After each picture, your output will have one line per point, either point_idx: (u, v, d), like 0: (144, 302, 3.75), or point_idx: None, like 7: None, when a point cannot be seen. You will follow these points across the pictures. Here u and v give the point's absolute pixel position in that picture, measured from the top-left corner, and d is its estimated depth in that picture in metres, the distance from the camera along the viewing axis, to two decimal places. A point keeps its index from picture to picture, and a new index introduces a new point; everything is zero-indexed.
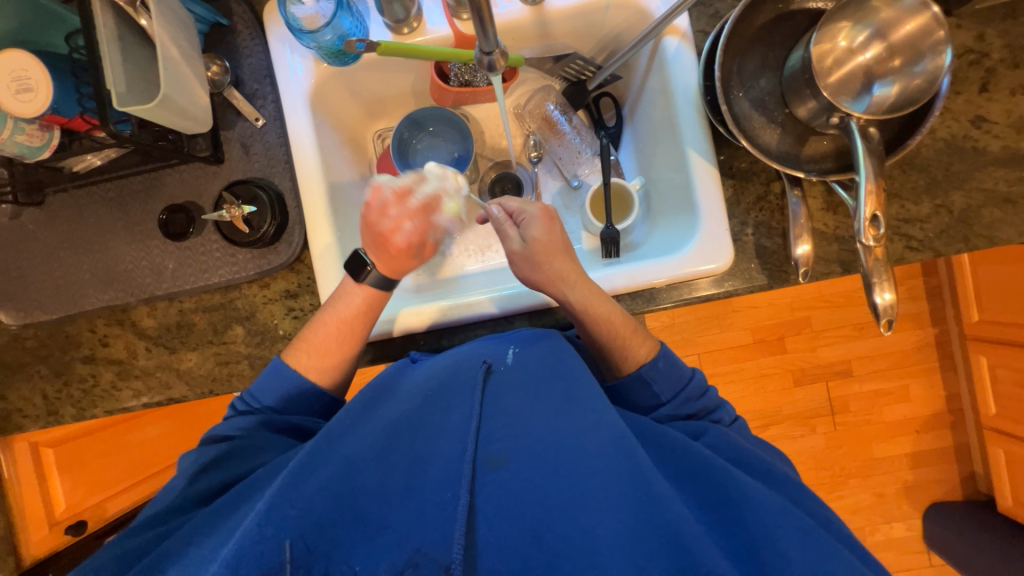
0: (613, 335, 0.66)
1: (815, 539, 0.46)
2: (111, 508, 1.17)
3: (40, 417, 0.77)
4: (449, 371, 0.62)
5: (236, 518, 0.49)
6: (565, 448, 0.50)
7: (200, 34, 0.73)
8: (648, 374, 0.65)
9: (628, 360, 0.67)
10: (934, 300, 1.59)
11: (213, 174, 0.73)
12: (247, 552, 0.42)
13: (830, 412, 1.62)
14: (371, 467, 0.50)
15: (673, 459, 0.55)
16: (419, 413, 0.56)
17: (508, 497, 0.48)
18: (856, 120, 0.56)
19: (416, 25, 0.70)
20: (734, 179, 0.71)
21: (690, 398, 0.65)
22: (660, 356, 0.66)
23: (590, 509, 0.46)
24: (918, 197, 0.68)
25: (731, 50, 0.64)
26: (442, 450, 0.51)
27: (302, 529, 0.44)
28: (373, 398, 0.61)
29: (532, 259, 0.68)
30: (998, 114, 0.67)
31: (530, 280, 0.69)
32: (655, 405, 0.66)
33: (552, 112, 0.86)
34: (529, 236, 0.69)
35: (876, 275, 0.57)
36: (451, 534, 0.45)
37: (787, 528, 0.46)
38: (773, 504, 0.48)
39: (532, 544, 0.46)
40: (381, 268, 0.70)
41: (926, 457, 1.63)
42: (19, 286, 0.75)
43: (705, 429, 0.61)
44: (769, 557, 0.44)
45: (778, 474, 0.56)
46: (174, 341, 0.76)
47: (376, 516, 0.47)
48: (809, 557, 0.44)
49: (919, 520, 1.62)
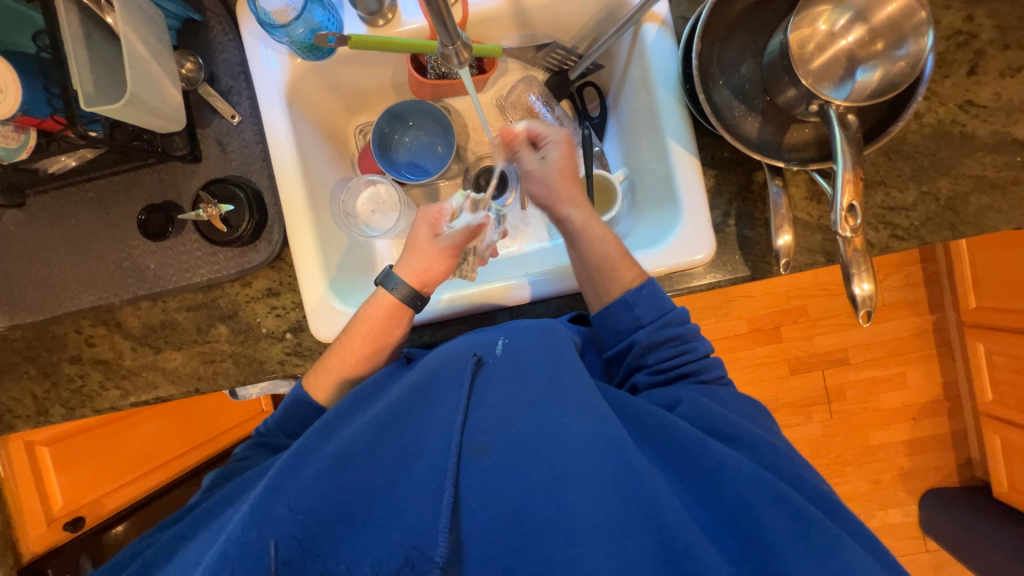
0: (606, 256, 0.67)
1: (790, 504, 0.47)
2: (109, 505, 1.13)
3: (31, 417, 0.78)
4: (436, 364, 0.60)
5: (221, 520, 0.55)
6: (550, 434, 0.51)
7: (173, 30, 0.71)
8: (630, 297, 0.64)
9: (614, 284, 0.66)
10: (931, 287, 1.57)
11: (191, 174, 0.72)
12: (233, 555, 0.45)
13: (826, 400, 1.62)
14: (355, 464, 0.51)
15: (655, 436, 0.54)
16: (404, 404, 0.55)
17: (492, 485, 0.49)
18: (835, 108, 0.55)
19: (392, 16, 0.69)
20: (717, 169, 0.70)
21: (668, 324, 0.64)
22: (646, 284, 0.64)
23: (574, 491, 0.48)
24: (904, 184, 0.66)
25: (709, 37, 0.62)
26: (429, 443, 0.52)
27: (290, 531, 0.46)
28: (361, 395, 0.60)
29: (547, 175, 0.71)
30: (987, 97, 0.65)
31: (540, 196, 0.72)
32: (632, 327, 0.65)
33: (534, 103, 0.84)
34: (548, 156, 0.73)
35: (854, 266, 0.56)
36: (437, 524, 0.47)
37: (759, 490, 0.48)
38: (749, 470, 0.50)
39: (514, 529, 0.47)
40: (410, 282, 0.70)
41: (922, 443, 1.63)
42: (3, 288, 0.75)
43: (680, 399, 0.59)
44: (745, 523, 0.47)
45: (764, 443, 0.54)
46: (159, 340, 0.76)
47: (364, 511, 0.49)
48: (787, 525, 0.46)
49: (916, 506, 1.62)
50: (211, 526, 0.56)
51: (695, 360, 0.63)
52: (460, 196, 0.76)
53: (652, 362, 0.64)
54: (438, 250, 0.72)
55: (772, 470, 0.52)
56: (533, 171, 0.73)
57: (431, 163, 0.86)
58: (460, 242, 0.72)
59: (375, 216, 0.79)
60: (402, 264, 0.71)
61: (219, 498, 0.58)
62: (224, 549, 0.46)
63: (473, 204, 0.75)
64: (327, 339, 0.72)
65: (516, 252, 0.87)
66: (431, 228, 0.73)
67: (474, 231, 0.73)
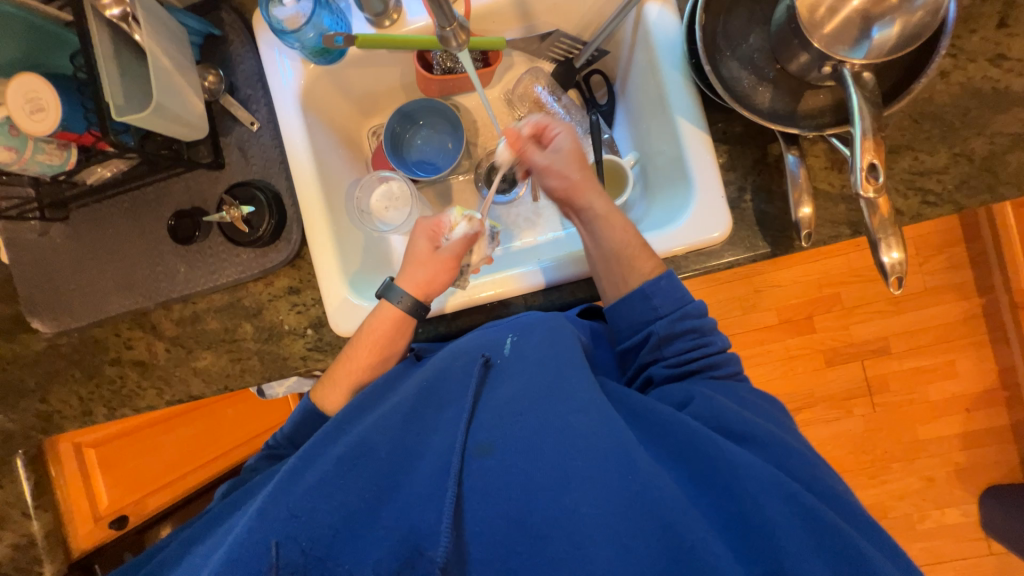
0: (626, 244, 0.66)
1: (803, 503, 0.45)
2: (150, 504, 1.18)
3: (77, 417, 0.83)
4: (441, 366, 0.60)
5: (229, 523, 0.56)
6: (551, 433, 0.51)
7: (195, 46, 0.76)
8: (647, 289, 0.63)
9: (632, 273, 0.65)
10: (979, 267, 1.47)
11: (215, 179, 0.76)
12: (242, 551, 0.47)
13: (867, 392, 1.53)
14: (361, 463, 0.51)
15: (659, 434, 0.53)
16: (412, 403, 0.56)
17: (495, 483, 0.49)
18: (850, 67, 0.53)
19: (397, 17, 0.71)
20: (729, 144, 0.69)
21: (686, 316, 0.62)
22: (664, 274, 0.63)
23: (576, 489, 0.47)
24: (933, 147, 0.63)
25: (712, 9, 0.61)
26: (435, 444, 0.54)
27: (293, 534, 0.47)
28: (371, 398, 0.62)
29: (566, 165, 0.70)
30: (1021, 49, 0.61)
31: (559, 187, 0.70)
32: (650, 318, 0.64)
33: (541, 94, 0.85)
34: (561, 146, 0.71)
35: (882, 233, 0.54)
36: (439, 525, 0.48)
37: (771, 491, 0.46)
38: (762, 468, 0.48)
39: (516, 529, 0.47)
40: (414, 294, 0.70)
41: (979, 436, 1.52)
42: (51, 297, 0.80)
43: (692, 395, 0.57)
44: (754, 521, 0.45)
45: (776, 443, 0.52)
46: (190, 341, 0.80)
47: (366, 514, 0.49)
48: (799, 527, 0.44)
49: (976, 505, 1.51)
50: (234, 518, 0.57)
51: (711, 354, 0.62)
52: (459, 211, 0.74)
53: (669, 354, 0.62)
54: (440, 261, 0.71)
55: (784, 470, 0.50)
56: (547, 163, 0.70)
57: (443, 160, 0.88)
58: (460, 252, 0.71)
59: (389, 212, 0.80)
60: (405, 276, 0.71)
61: (242, 494, 0.61)
62: (231, 552, 0.47)
63: (470, 218, 0.72)
64: (347, 333, 0.73)
65: (532, 245, 0.87)
66: (431, 240, 0.73)
67: (471, 239, 0.72)
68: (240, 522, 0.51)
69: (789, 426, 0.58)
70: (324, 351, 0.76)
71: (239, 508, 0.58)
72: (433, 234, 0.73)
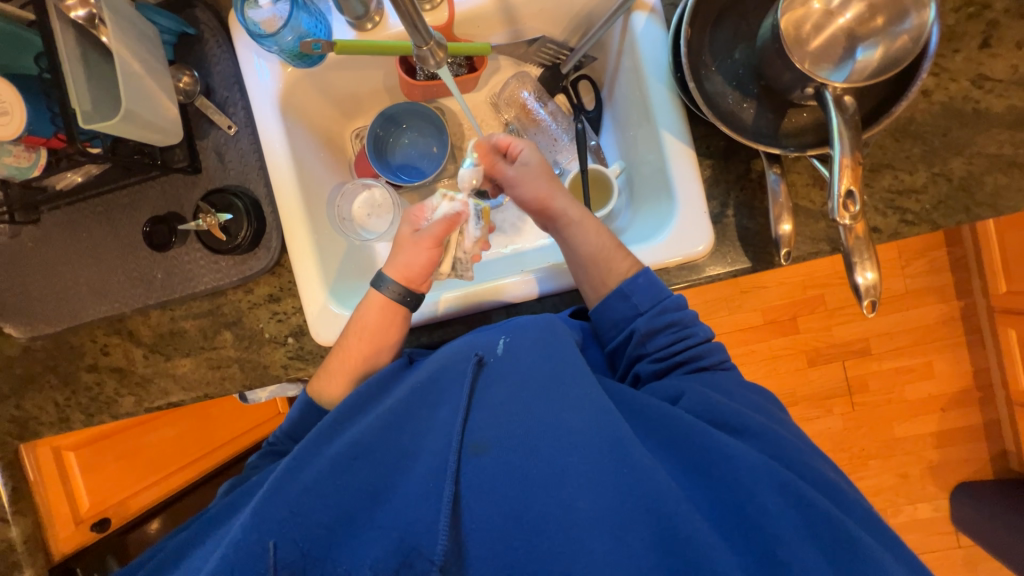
0: (601, 246, 0.67)
1: (796, 492, 0.46)
2: (132, 505, 1.19)
3: (53, 423, 0.82)
4: (439, 365, 0.60)
5: (223, 530, 0.56)
6: (546, 430, 0.51)
7: (169, 45, 0.73)
8: (626, 287, 0.64)
9: (612, 273, 0.66)
10: (958, 272, 1.50)
11: (192, 184, 0.74)
12: (238, 552, 0.48)
13: (847, 392, 1.56)
14: (357, 463, 0.52)
15: (655, 426, 0.54)
16: (405, 404, 0.56)
17: (492, 481, 0.49)
18: (830, 90, 0.52)
19: (379, 19, 0.69)
20: (712, 159, 0.68)
21: (666, 310, 0.63)
22: (641, 272, 0.64)
23: (572, 484, 0.48)
24: (913, 166, 0.63)
25: (698, 22, 0.60)
26: (429, 444, 0.53)
27: (292, 537, 0.48)
28: (366, 397, 0.61)
29: (532, 179, 0.71)
30: (1003, 70, 0.62)
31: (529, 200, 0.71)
32: (631, 316, 0.64)
33: (527, 100, 0.84)
34: (528, 163, 0.73)
35: (857, 254, 0.54)
36: (437, 524, 0.48)
37: (764, 478, 0.47)
38: (755, 458, 0.49)
39: (513, 525, 0.47)
40: (394, 277, 0.70)
41: (952, 435, 1.56)
42: (23, 301, 0.79)
43: (683, 391, 0.57)
44: (751, 511, 0.46)
45: (768, 432, 0.53)
46: (168, 348, 0.79)
47: (363, 513, 0.50)
48: (792, 516, 0.45)
49: (947, 501, 1.56)
50: (215, 535, 0.57)
51: (695, 346, 0.62)
52: (441, 193, 0.74)
53: (653, 349, 0.62)
54: (418, 242, 0.70)
55: (778, 459, 0.51)
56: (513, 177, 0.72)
57: (427, 164, 0.86)
58: (439, 233, 0.70)
59: (371, 220, 0.81)
60: (388, 262, 0.72)
61: (217, 511, 0.60)
62: (226, 554, 0.48)
63: (450, 197, 0.72)
64: (328, 343, 0.72)
65: (515, 252, 0.87)
66: (413, 225, 0.73)
67: (453, 219, 0.70)
68: (235, 525, 0.52)
69: (779, 418, 0.59)
70: (305, 359, 0.76)
71: (216, 524, 0.58)
72: (415, 217, 0.73)
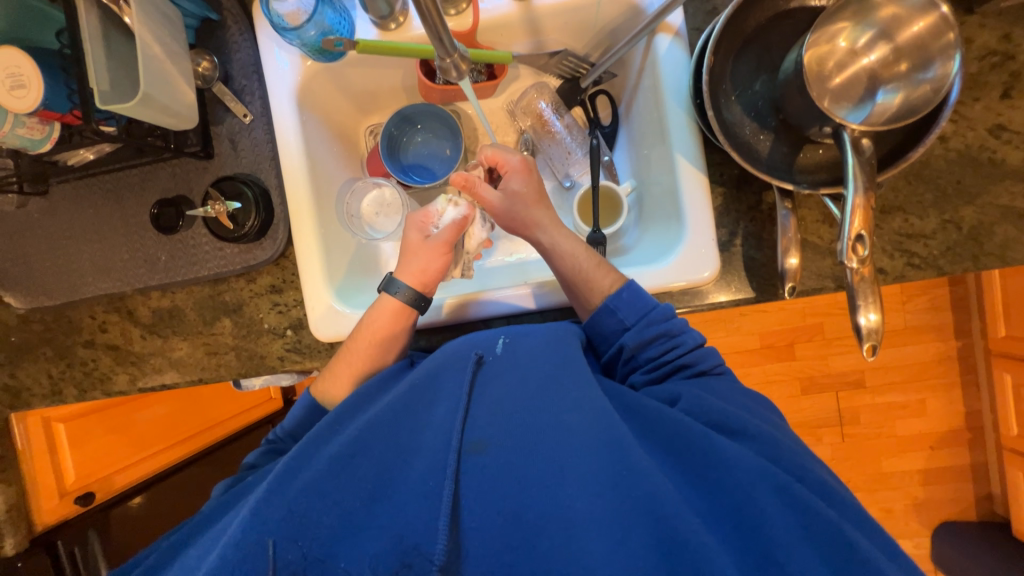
0: (577, 269, 0.67)
1: (794, 494, 0.45)
2: (118, 482, 1.18)
3: (45, 395, 0.81)
4: (439, 360, 0.60)
5: (218, 526, 0.56)
6: (545, 430, 0.51)
7: (191, 28, 0.73)
8: (611, 302, 0.63)
9: (594, 291, 0.66)
10: (958, 312, 1.50)
11: (203, 169, 0.74)
12: (232, 557, 0.46)
13: (838, 423, 1.57)
14: (356, 460, 0.51)
15: (654, 428, 0.53)
16: (403, 401, 0.55)
17: (491, 482, 0.49)
18: (850, 131, 0.52)
19: (403, 20, 0.69)
20: (725, 187, 0.68)
21: (654, 322, 0.62)
22: (624, 287, 0.63)
23: (570, 486, 0.47)
24: (924, 211, 0.63)
25: (722, 51, 0.60)
26: (427, 441, 0.53)
27: (291, 534, 0.47)
28: (366, 395, 0.61)
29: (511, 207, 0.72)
30: (1021, 122, 0.62)
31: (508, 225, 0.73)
32: (620, 331, 0.63)
33: (544, 110, 0.84)
34: (509, 188, 0.73)
35: (862, 296, 0.54)
36: (436, 523, 0.48)
37: (761, 482, 0.46)
38: (750, 460, 0.48)
39: (512, 525, 0.47)
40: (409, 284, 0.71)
41: (939, 474, 1.56)
42: (25, 272, 0.78)
43: (680, 394, 0.56)
44: (749, 517, 0.45)
45: (766, 434, 0.52)
46: (166, 329, 0.79)
47: (363, 512, 0.49)
48: (792, 522, 0.44)
49: (928, 538, 1.56)
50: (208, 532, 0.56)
51: (687, 352, 0.61)
52: (443, 198, 0.75)
53: (644, 360, 0.62)
54: (431, 248, 0.71)
55: (776, 462, 0.49)
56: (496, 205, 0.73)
57: (439, 167, 0.86)
58: (450, 237, 0.72)
59: (379, 218, 0.80)
60: (401, 268, 0.72)
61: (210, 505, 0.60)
62: (222, 555, 0.46)
63: (455, 202, 0.74)
64: (326, 338, 0.72)
65: (520, 260, 0.86)
66: (421, 231, 0.73)
67: (461, 223, 0.73)
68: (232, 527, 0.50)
69: (779, 424, 0.57)
70: (302, 354, 0.76)
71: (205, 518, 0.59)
72: (421, 223, 0.74)
